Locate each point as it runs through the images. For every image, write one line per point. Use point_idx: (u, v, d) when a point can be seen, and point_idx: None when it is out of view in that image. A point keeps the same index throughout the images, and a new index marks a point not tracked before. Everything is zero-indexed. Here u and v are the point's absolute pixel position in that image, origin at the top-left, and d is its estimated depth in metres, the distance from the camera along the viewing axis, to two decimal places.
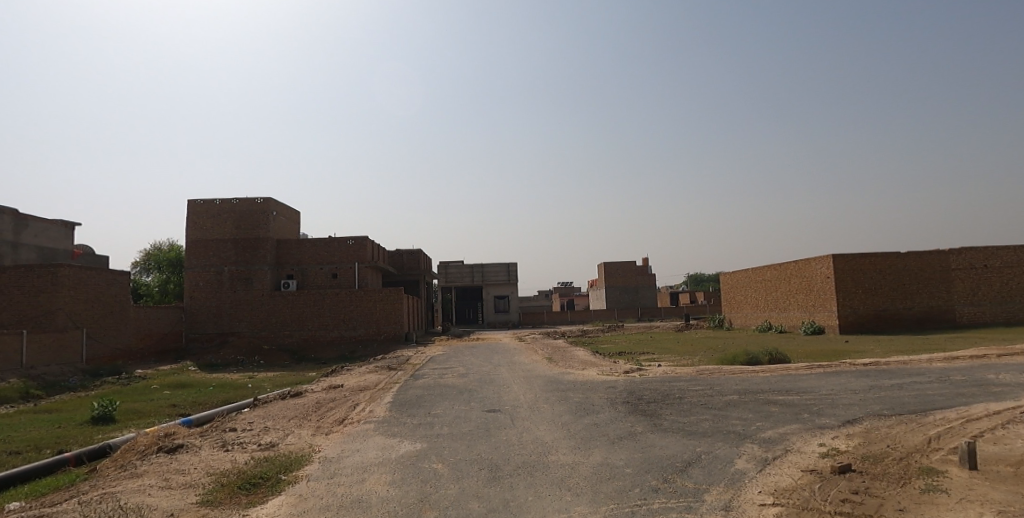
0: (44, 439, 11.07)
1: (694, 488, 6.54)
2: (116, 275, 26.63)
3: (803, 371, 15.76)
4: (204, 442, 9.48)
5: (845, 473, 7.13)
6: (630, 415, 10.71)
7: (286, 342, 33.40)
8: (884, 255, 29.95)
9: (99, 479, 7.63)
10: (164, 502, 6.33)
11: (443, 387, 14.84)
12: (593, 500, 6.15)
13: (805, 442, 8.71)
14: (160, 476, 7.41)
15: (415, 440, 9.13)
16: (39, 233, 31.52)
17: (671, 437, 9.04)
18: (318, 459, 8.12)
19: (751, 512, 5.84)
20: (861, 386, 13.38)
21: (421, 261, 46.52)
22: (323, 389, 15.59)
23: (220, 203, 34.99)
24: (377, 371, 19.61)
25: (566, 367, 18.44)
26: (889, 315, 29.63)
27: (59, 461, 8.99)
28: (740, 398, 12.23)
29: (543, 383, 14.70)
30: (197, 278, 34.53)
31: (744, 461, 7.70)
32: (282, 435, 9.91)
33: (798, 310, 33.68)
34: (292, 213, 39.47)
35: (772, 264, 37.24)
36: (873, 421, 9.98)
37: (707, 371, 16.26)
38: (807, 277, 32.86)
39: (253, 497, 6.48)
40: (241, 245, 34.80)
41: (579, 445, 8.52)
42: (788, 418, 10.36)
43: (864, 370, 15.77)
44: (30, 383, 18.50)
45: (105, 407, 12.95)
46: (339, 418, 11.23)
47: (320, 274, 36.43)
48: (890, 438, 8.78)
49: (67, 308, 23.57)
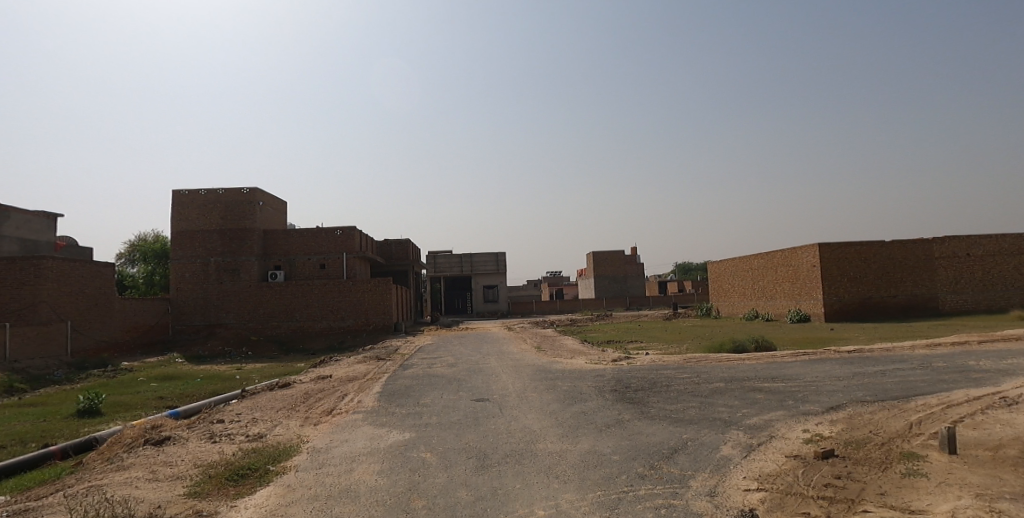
0: (29, 433, 10.98)
1: (681, 474, 6.65)
2: (101, 267, 26.38)
3: (789, 358, 16.01)
4: (192, 434, 9.44)
5: (828, 458, 7.27)
6: (618, 403, 10.81)
7: (274, 333, 33.27)
8: (870, 244, 30.30)
9: (86, 472, 7.60)
10: (152, 494, 6.32)
11: (432, 377, 14.91)
12: (580, 488, 6.22)
13: (789, 428, 8.85)
14: (147, 469, 7.38)
15: (404, 430, 9.16)
16: (21, 224, 30.96)
17: (657, 424, 9.15)
18: (307, 450, 8.13)
19: (736, 497, 5.95)
20: (845, 373, 13.57)
21: (410, 251, 46.32)
22: (312, 379, 15.53)
23: (205, 194, 34.55)
24: (366, 361, 19.58)
25: (555, 356, 18.54)
26: (874, 303, 30.03)
27: (45, 454, 8.94)
28: (726, 385, 12.35)
29: (532, 373, 14.75)
30: (183, 270, 34.19)
31: (730, 447, 7.81)
32: (270, 426, 9.92)
33: (785, 298, 34.04)
34: (280, 204, 39.13)
35: (759, 253, 37.53)
36: (856, 407, 10.16)
37: (695, 359, 16.45)
38: (793, 266, 33.23)
39: (242, 488, 6.50)
40: (227, 235, 34.43)
41: (567, 432, 8.61)
42: (773, 405, 10.52)
43: (849, 357, 16.03)
44: (14, 377, 18.28)
45: (91, 399, 12.84)
46: (328, 408, 11.22)
47: (309, 264, 36.14)
48: (873, 424, 8.94)
49: (51, 300, 23.32)
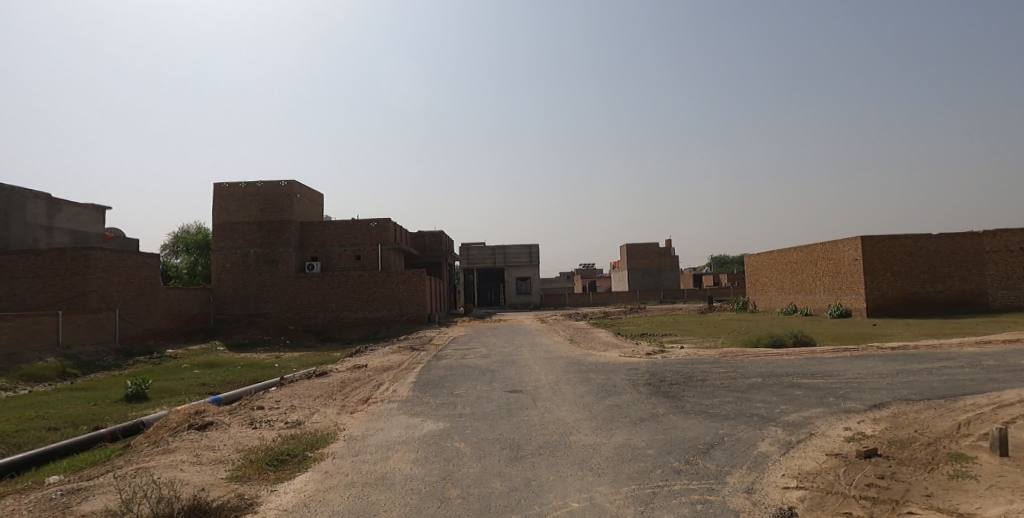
0: (81, 416, 11.48)
1: (717, 470, 6.52)
2: (147, 257, 27.36)
3: (830, 354, 15.59)
4: (233, 419, 9.74)
5: (871, 457, 7.04)
6: (652, 397, 10.67)
7: (311, 323, 34.00)
8: (915, 237, 29.18)
9: (134, 455, 7.91)
10: (196, 476, 6.54)
11: (465, 368, 15.01)
12: (614, 481, 6.18)
13: (830, 425, 8.61)
14: (191, 453, 7.63)
15: (438, 419, 9.25)
16: (72, 217, 32.29)
17: (692, 419, 9.00)
18: (343, 438, 8.27)
19: (775, 495, 5.81)
20: (889, 370, 13.13)
21: (444, 243, 46.73)
22: (348, 368, 15.83)
23: (245, 186, 35.49)
24: (400, 351, 19.89)
25: (588, 349, 18.47)
26: (919, 299, 28.91)
27: (96, 437, 9.33)
28: (764, 381, 12.07)
29: (565, 365, 14.72)
30: (224, 261, 35.20)
31: (768, 443, 7.65)
32: (308, 413, 10.13)
33: (825, 293, 33.08)
34: (317, 196, 39.89)
35: (798, 246, 36.52)
36: (900, 406, 9.81)
37: (731, 353, 16.14)
38: (834, 259, 32.24)
39: (281, 473, 6.67)
40: (266, 227, 35.31)
41: (600, 426, 8.55)
42: (813, 401, 10.23)
43: (893, 354, 15.50)
44: (66, 363, 19.14)
45: (138, 385, 13.36)
46: (364, 397, 11.41)
47: (344, 256, 36.76)
48: (919, 424, 8.61)
49: (100, 289, 24.32)
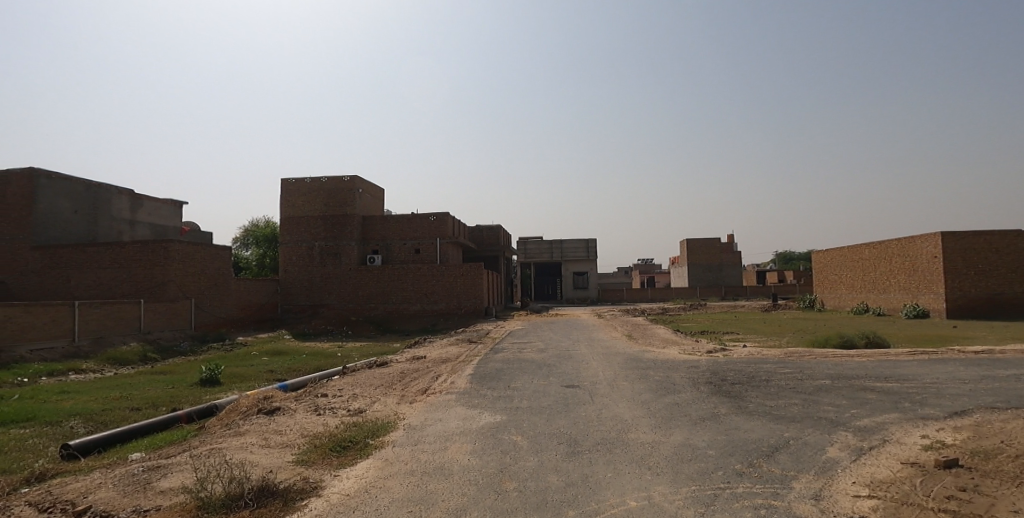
0: (161, 398, 12.29)
1: (782, 475, 6.27)
2: (219, 249, 28.89)
3: (907, 357, 14.71)
4: (299, 405, 10.16)
5: (952, 468, 6.58)
6: (713, 396, 10.38)
7: (372, 314, 35.02)
8: (1003, 233, 27.06)
9: (208, 436, 8.39)
10: (264, 459, 6.87)
11: (522, 361, 15.06)
12: (673, 481, 6.05)
13: (905, 433, 8.10)
14: (260, 436, 8.02)
15: (495, 412, 9.32)
16: (152, 211, 34.44)
17: (756, 420, 8.69)
18: (402, 427, 8.47)
19: (845, 503, 5.54)
20: (974, 376, 12.25)
21: (501, 237, 47.03)
22: (407, 359, 16.17)
23: (310, 181, 36.84)
24: (458, 343, 20.21)
25: (646, 345, 18.15)
26: (1007, 300, 26.79)
27: (174, 418, 9.96)
28: (834, 383, 11.50)
29: (623, 361, 14.54)
30: (291, 253, 36.68)
31: (837, 449, 7.28)
32: (369, 402, 10.45)
33: (900, 292, 31.21)
34: (378, 191, 40.95)
35: (871, 243, 34.60)
36: (985, 414, 9.13)
37: (798, 353, 15.53)
38: (910, 257, 30.36)
39: (344, 459, 6.91)
40: (330, 221, 36.56)
41: (659, 424, 8.39)
42: (887, 406, 9.67)
43: (978, 358, 14.45)
44: (147, 348, 20.51)
45: (212, 370, 14.16)
46: (423, 388, 11.64)
47: (404, 249, 37.65)
48: (1007, 434, 7.98)
49: (177, 279, 25.90)
